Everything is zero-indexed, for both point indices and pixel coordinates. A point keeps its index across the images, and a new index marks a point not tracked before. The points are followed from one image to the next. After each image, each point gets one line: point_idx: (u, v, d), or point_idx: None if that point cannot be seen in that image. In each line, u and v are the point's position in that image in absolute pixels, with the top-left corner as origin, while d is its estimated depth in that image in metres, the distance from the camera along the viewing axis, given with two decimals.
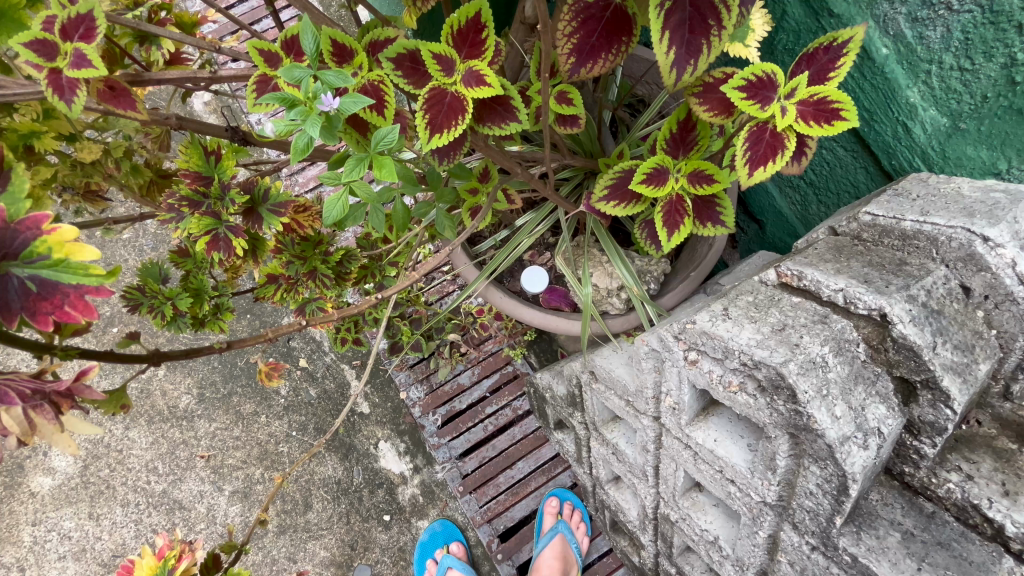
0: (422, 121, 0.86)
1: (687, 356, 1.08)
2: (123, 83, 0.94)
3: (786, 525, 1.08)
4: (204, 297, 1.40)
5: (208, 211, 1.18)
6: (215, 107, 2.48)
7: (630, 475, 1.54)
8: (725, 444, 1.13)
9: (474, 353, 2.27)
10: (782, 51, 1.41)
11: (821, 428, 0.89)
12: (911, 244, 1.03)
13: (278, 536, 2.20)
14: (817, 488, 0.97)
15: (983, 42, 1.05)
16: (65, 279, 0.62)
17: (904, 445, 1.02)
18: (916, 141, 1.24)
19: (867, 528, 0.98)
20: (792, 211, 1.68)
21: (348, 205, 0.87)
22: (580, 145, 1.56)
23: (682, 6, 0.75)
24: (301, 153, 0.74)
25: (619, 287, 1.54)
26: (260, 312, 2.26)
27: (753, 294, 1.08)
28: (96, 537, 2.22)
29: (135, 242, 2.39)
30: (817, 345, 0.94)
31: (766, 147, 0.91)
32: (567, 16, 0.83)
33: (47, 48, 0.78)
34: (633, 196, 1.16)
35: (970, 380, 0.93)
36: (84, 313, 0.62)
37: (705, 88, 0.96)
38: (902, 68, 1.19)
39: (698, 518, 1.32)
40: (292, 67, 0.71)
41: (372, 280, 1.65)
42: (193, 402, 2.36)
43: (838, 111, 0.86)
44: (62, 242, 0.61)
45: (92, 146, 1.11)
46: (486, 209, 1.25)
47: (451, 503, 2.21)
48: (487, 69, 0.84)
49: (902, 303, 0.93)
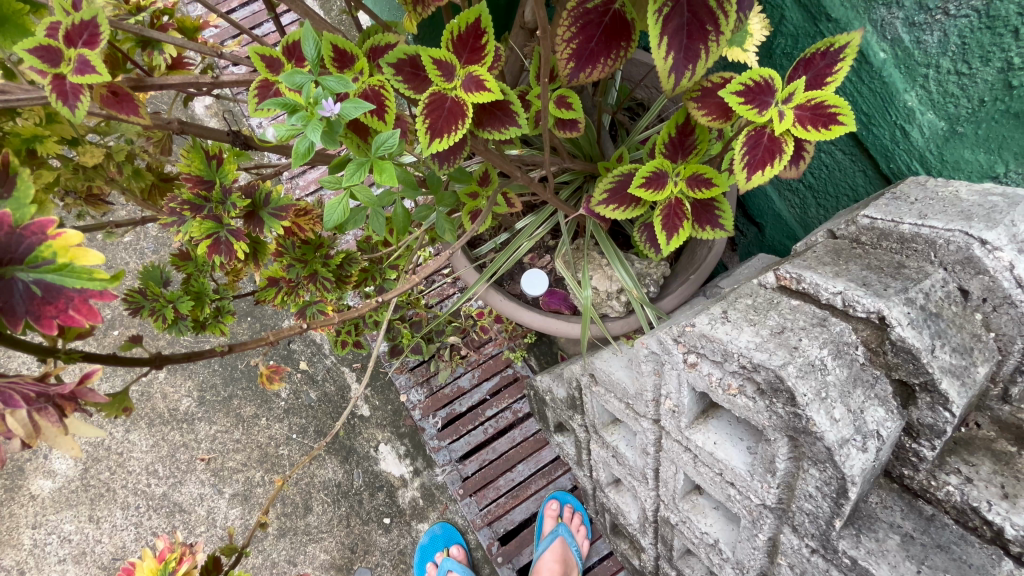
0: (422, 126, 0.86)
1: (687, 359, 1.09)
2: (126, 89, 0.95)
3: (785, 528, 1.08)
4: (205, 300, 1.39)
5: (209, 214, 1.19)
6: (216, 111, 2.49)
7: (630, 477, 1.54)
8: (725, 447, 1.13)
9: (474, 356, 2.28)
10: (781, 55, 1.42)
11: (821, 431, 0.89)
12: (909, 247, 1.04)
13: (278, 539, 2.21)
14: (817, 491, 0.97)
15: (980, 47, 1.06)
16: (69, 284, 0.62)
17: (903, 448, 1.02)
18: (914, 144, 1.25)
19: (867, 530, 0.98)
20: (791, 214, 1.69)
21: (348, 209, 0.87)
22: (580, 148, 1.56)
23: (680, 11, 0.75)
24: (302, 158, 0.75)
25: (619, 290, 1.55)
26: (260, 315, 2.27)
27: (752, 297, 1.09)
28: (96, 541, 2.22)
29: (135, 245, 2.40)
30: (816, 348, 0.94)
31: (764, 151, 0.92)
32: (567, 21, 0.83)
33: (51, 54, 0.79)
34: (633, 200, 1.16)
35: (969, 383, 0.94)
36: (88, 317, 0.62)
37: (703, 92, 0.96)
38: (899, 72, 1.20)
39: (698, 520, 1.32)
40: (294, 73, 0.72)
41: (373, 283, 1.65)
42: (193, 405, 2.36)
43: (836, 115, 0.87)
44: (67, 247, 0.62)
45: (94, 151, 1.13)
46: (486, 213, 1.26)
47: (451, 506, 2.21)
48: (487, 74, 0.84)
49: (901, 306, 0.93)
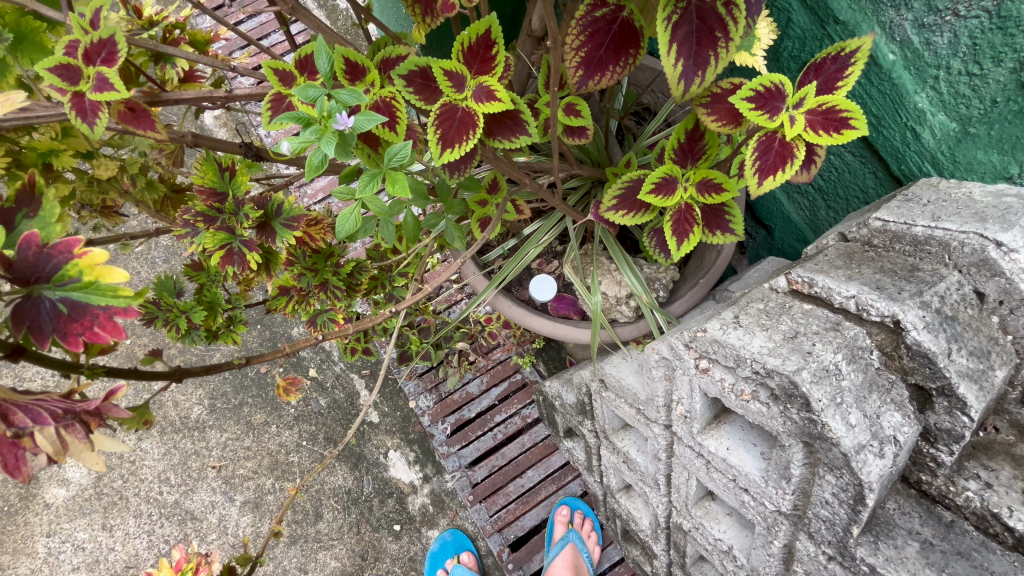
0: (434, 136, 0.87)
1: (698, 364, 1.08)
2: (142, 104, 0.96)
3: (801, 535, 1.07)
4: (218, 309, 1.41)
5: (222, 225, 1.20)
6: (226, 122, 2.51)
7: (642, 483, 1.53)
8: (738, 452, 1.13)
9: (483, 361, 2.29)
10: (788, 58, 1.41)
11: (837, 437, 0.89)
12: (922, 250, 1.03)
13: (289, 546, 2.20)
14: (833, 497, 0.96)
15: (992, 47, 1.05)
16: (94, 301, 0.63)
17: (921, 454, 1.00)
18: (926, 146, 1.24)
19: (885, 537, 0.97)
20: (800, 217, 1.67)
21: (360, 218, 0.87)
22: (588, 154, 1.57)
23: (688, 19, 0.76)
24: (316, 170, 0.75)
25: (628, 295, 1.55)
26: (270, 322, 2.28)
27: (763, 301, 1.07)
28: (109, 548, 2.23)
29: (147, 255, 2.42)
30: (830, 353, 0.93)
31: (775, 156, 0.92)
32: (575, 30, 0.84)
33: (70, 72, 0.82)
34: (641, 206, 1.17)
35: (986, 387, 0.93)
36: (113, 334, 0.63)
37: (713, 98, 0.95)
38: (909, 74, 1.19)
39: (712, 527, 1.32)
40: (307, 86, 0.73)
41: (382, 291, 1.65)
42: (204, 413, 2.37)
43: (848, 119, 0.87)
44: (92, 265, 0.62)
45: (109, 164, 1.14)
46: (497, 220, 1.27)
47: (461, 512, 2.20)
48: (497, 84, 0.85)
49: (916, 310, 0.92)
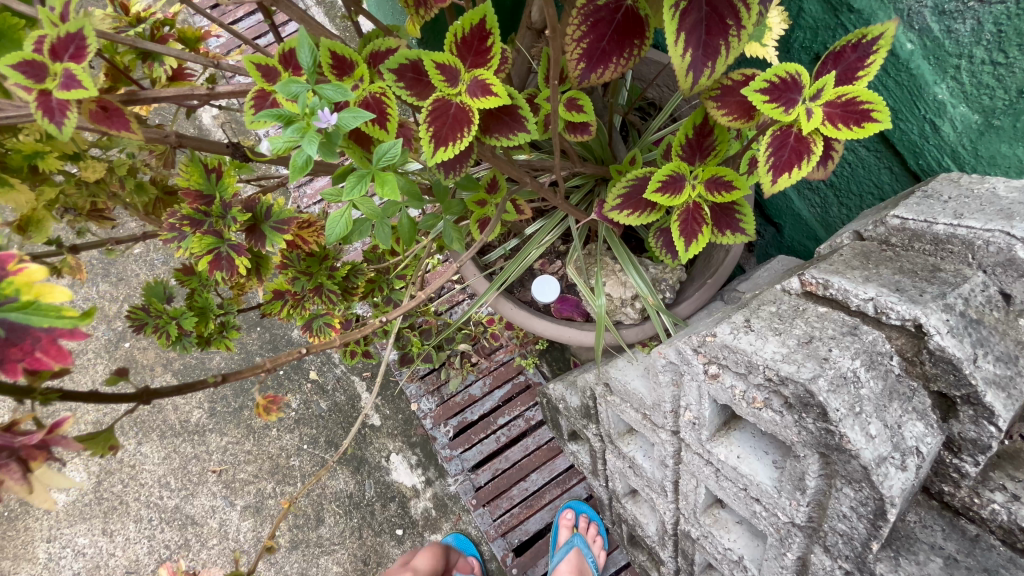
0: (426, 134, 0.82)
1: (707, 369, 1.03)
2: (117, 103, 0.92)
3: (816, 548, 1.01)
4: (210, 315, 1.36)
5: (210, 229, 1.16)
6: (224, 121, 2.47)
7: (648, 489, 1.48)
8: (749, 461, 1.08)
9: (485, 362, 2.25)
10: (799, 49, 1.36)
11: (856, 448, 0.84)
12: (944, 249, 0.98)
13: (290, 551, 2.16)
14: (851, 511, 0.91)
15: (1018, 34, 0.99)
16: (35, 322, 0.60)
17: (943, 464, 0.95)
18: (946, 139, 1.19)
19: (906, 553, 0.93)
20: (812, 214, 1.62)
21: (350, 221, 0.83)
22: (592, 152, 1.52)
23: (697, 5, 0.71)
24: (300, 171, 0.71)
25: (633, 296, 1.50)
26: (270, 324, 2.25)
27: (776, 304, 1.02)
28: (109, 554, 2.20)
29: (146, 257, 2.38)
30: (848, 359, 0.88)
31: (791, 152, 0.87)
32: (576, 20, 0.79)
33: (35, 69, 0.77)
34: (647, 205, 1.12)
35: (1015, 395, 0.87)
36: (58, 359, 0.60)
37: (723, 91, 0.90)
38: (928, 64, 1.14)
39: (721, 536, 1.27)
40: (289, 81, 0.68)
41: (380, 293, 1.61)
42: (204, 417, 2.34)
43: (869, 112, 0.82)
44: (29, 284, 0.59)
45: (96, 166, 1.10)
46: (496, 221, 1.22)
47: (464, 516, 2.15)
48: (493, 78, 0.80)
49: (939, 313, 0.87)
